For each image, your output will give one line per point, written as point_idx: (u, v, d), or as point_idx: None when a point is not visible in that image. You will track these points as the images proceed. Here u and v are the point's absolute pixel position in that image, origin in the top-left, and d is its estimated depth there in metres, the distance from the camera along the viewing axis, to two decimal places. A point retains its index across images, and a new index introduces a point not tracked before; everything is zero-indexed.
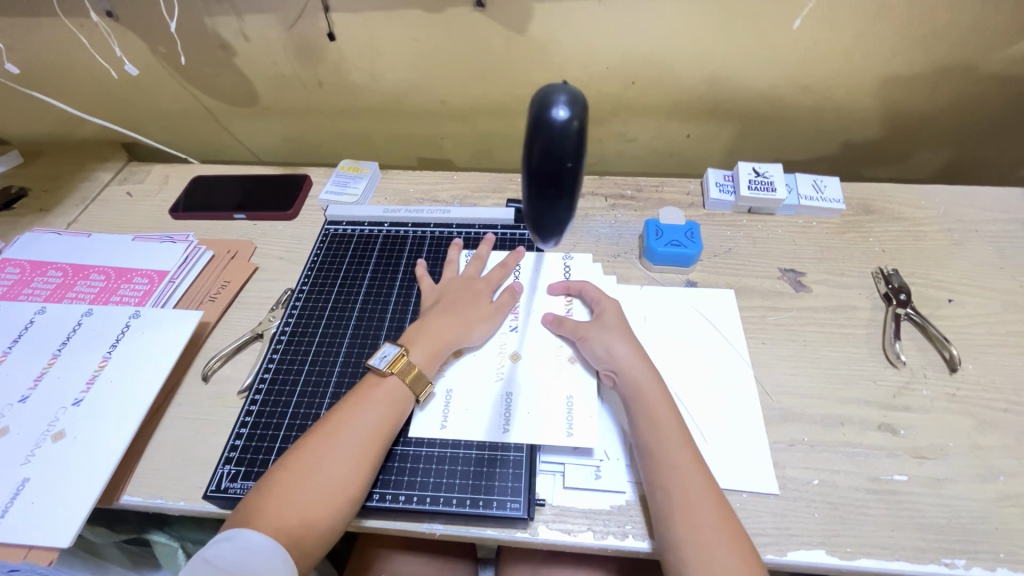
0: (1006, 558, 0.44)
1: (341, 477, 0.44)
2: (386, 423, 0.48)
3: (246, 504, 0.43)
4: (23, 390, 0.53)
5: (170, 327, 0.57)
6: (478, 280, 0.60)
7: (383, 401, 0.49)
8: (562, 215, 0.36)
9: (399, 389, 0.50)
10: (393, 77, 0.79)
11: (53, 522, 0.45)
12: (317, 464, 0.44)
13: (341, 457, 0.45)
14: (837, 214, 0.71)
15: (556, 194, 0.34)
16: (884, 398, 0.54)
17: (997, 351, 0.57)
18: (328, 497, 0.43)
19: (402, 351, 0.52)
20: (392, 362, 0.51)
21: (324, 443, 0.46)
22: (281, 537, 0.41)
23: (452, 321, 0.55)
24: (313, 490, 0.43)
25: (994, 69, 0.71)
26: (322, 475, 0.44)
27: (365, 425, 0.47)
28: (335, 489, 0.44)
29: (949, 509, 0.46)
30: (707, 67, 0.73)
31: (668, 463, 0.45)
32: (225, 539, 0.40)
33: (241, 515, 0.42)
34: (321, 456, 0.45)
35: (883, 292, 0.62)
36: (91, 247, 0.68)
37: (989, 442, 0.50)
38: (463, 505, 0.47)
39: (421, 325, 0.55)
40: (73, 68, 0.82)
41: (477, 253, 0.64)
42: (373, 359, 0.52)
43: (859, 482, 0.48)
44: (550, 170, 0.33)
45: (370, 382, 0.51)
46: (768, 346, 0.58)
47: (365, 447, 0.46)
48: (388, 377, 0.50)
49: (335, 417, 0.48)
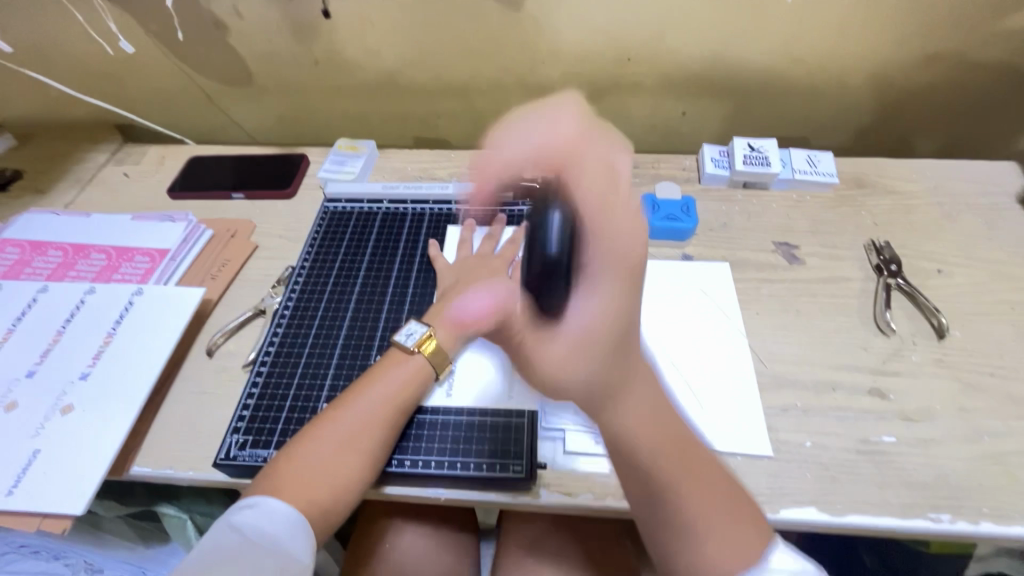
0: (989, 512, 0.46)
1: (364, 449, 0.45)
2: (403, 395, 0.49)
3: (271, 471, 0.44)
4: (30, 366, 0.54)
5: (173, 303, 0.58)
6: (491, 258, 0.61)
7: (406, 377, 0.50)
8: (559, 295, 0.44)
9: (421, 367, 0.51)
10: (388, 55, 0.79)
11: (67, 490, 0.46)
12: (339, 435, 0.45)
13: (361, 429, 0.46)
14: (831, 188, 0.72)
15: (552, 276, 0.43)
16: (875, 365, 0.55)
17: (984, 318, 0.58)
18: (356, 471, 0.45)
19: (429, 330, 0.53)
20: (419, 342, 0.52)
21: (350, 416, 0.47)
22: (310, 509, 0.42)
23: (473, 300, 0.55)
24: (340, 463, 0.44)
25: (983, 44, 0.71)
26: (349, 448, 0.45)
27: (381, 397, 0.48)
28: (362, 462, 0.45)
29: (935, 467, 0.48)
30: (702, 43, 0.74)
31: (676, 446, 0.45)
32: (248, 507, 0.41)
33: (267, 483, 0.43)
34: (347, 429, 0.46)
35: (875, 264, 0.64)
36: (91, 226, 0.69)
37: (975, 405, 0.52)
38: (467, 469, 0.48)
39: (442, 306, 0.56)
40: (64, 48, 0.81)
41: (492, 229, 0.65)
42: (397, 335, 0.53)
43: (849, 444, 0.50)
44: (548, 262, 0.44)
45: (394, 358, 0.52)
46: (762, 317, 0.60)
47: (389, 422, 0.47)
48: (414, 355, 0.51)
49: (358, 390, 0.49)
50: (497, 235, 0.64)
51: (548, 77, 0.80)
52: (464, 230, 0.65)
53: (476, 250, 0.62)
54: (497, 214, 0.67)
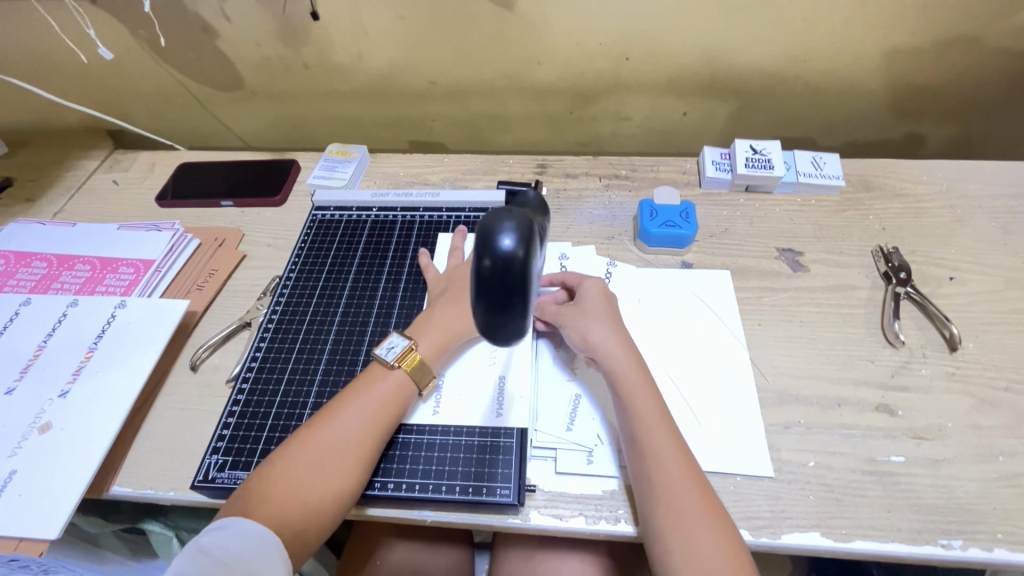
0: (1004, 538, 0.43)
1: (341, 468, 0.44)
2: (384, 412, 0.47)
3: (244, 492, 0.43)
4: (9, 383, 0.52)
5: (156, 316, 0.56)
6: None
7: (388, 393, 0.48)
8: (517, 323, 0.32)
9: (404, 382, 0.49)
10: (380, 58, 0.77)
11: (42, 513, 0.45)
12: (315, 454, 0.44)
13: (338, 447, 0.44)
14: (837, 191, 0.69)
15: (506, 307, 0.31)
16: (882, 379, 0.53)
17: (999, 329, 0.55)
18: (331, 490, 0.43)
19: (411, 344, 0.51)
20: (400, 356, 0.50)
21: (327, 433, 0.45)
22: (283, 530, 0.41)
23: (459, 313, 0.54)
24: (315, 482, 0.43)
25: (998, 40, 0.68)
26: (325, 467, 0.43)
27: (360, 414, 0.46)
28: (338, 481, 0.43)
29: (947, 489, 0.46)
30: (702, 42, 0.71)
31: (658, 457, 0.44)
32: (219, 528, 0.40)
33: (239, 503, 0.42)
34: (324, 447, 0.44)
35: (883, 271, 0.61)
36: (77, 236, 0.67)
37: (989, 422, 0.49)
38: (453, 491, 0.46)
39: (427, 317, 0.54)
40: (52, 54, 0.80)
41: None
42: (379, 349, 0.51)
43: (855, 464, 0.47)
44: (500, 284, 0.30)
45: (376, 373, 0.50)
46: (764, 328, 0.57)
47: (369, 440, 0.45)
48: (395, 370, 0.49)
49: (337, 407, 0.47)
50: None
51: (544, 78, 0.77)
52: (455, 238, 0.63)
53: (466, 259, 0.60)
54: None
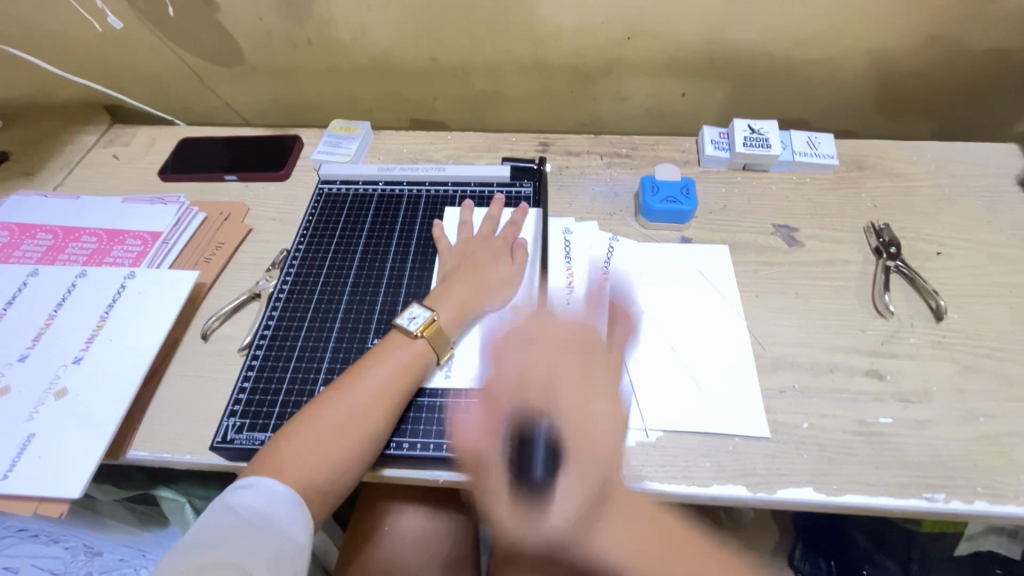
0: (983, 491, 0.46)
1: (363, 430, 0.45)
2: (404, 379, 0.49)
3: (268, 452, 0.44)
4: (22, 350, 0.53)
5: (167, 286, 0.57)
6: (491, 240, 0.60)
7: (408, 361, 0.49)
8: None
9: (423, 350, 0.50)
10: (382, 34, 0.77)
11: (63, 473, 0.46)
12: (339, 417, 0.45)
13: (361, 411, 0.46)
14: (831, 170, 0.71)
15: None
16: (873, 347, 0.55)
17: (983, 300, 0.58)
18: (355, 451, 0.45)
19: (432, 315, 0.52)
20: (422, 326, 0.51)
21: (351, 397, 0.46)
22: (308, 487, 0.43)
23: (473, 284, 0.55)
24: (340, 442, 0.44)
25: (986, 24, 0.70)
26: (349, 429, 0.45)
27: (382, 379, 0.48)
28: (361, 443, 0.45)
29: (931, 447, 0.49)
30: (702, 23, 0.72)
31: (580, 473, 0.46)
32: (245, 487, 0.41)
33: (264, 462, 0.43)
34: (347, 409, 0.46)
35: (874, 246, 0.63)
36: (81, 209, 0.67)
37: (970, 386, 0.52)
38: (466, 451, 0.48)
39: (441, 289, 0.55)
40: (47, 25, 0.79)
41: (491, 211, 0.64)
42: (400, 319, 0.52)
43: (846, 425, 0.50)
44: None
45: (396, 341, 0.51)
46: (761, 299, 0.59)
47: (391, 404, 0.47)
48: (417, 339, 0.51)
49: (359, 373, 0.48)
50: (495, 216, 0.63)
51: (545, 58, 0.78)
52: (462, 212, 0.64)
53: (479, 231, 0.62)
54: (495, 196, 0.66)
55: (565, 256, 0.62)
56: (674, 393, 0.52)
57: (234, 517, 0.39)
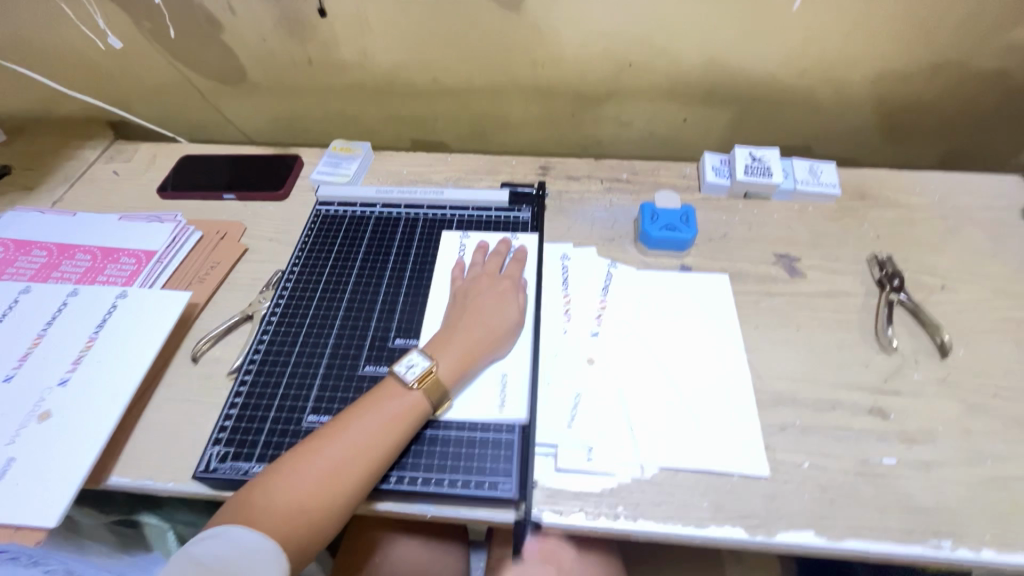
0: (992, 539, 0.44)
1: (348, 484, 0.44)
2: (395, 430, 0.47)
3: (245, 499, 0.43)
4: (7, 370, 0.52)
5: (159, 307, 0.56)
6: (497, 280, 0.58)
7: (401, 411, 0.48)
8: None
9: (418, 400, 0.48)
10: (386, 56, 0.77)
11: (40, 500, 0.45)
12: (324, 471, 0.44)
13: (348, 465, 0.44)
14: (833, 200, 0.71)
15: None
16: (876, 383, 0.54)
17: (988, 337, 0.57)
18: (337, 505, 0.43)
19: (430, 365, 0.50)
20: (420, 377, 0.49)
21: (339, 447, 0.45)
22: (285, 542, 0.41)
23: (480, 333, 0.53)
24: (321, 494, 0.43)
25: (989, 56, 0.70)
26: (332, 481, 0.43)
27: (371, 432, 0.46)
28: (344, 497, 0.44)
29: (937, 491, 0.47)
30: (703, 50, 0.72)
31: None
32: (211, 538, 0.40)
33: (239, 513, 0.42)
34: (332, 462, 0.44)
35: (877, 278, 0.62)
36: (77, 226, 0.67)
37: (977, 426, 0.51)
38: (455, 486, 0.47)
39: (445, 335, 0.53)
40: (54, 43, 0.80)
41: (497, 249, 0.62)
42: (396, 365, 0.50)
43: (849, 465, 0.48)
44: None
45: (390, 389, 0.49)
46: (761, 332, 0.58)
47: (379, 459, 0.45)
48: (412, 391, 0.49)
49: (347, 423, 0.46)
50: (500, 253, 0.61)
51: (547, 82, 0.78)
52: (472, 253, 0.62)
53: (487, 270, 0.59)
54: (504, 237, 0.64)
55: (562, 283, 0.62)
56: (671, 429, 0.50)
57: (199, 569, 0.39)
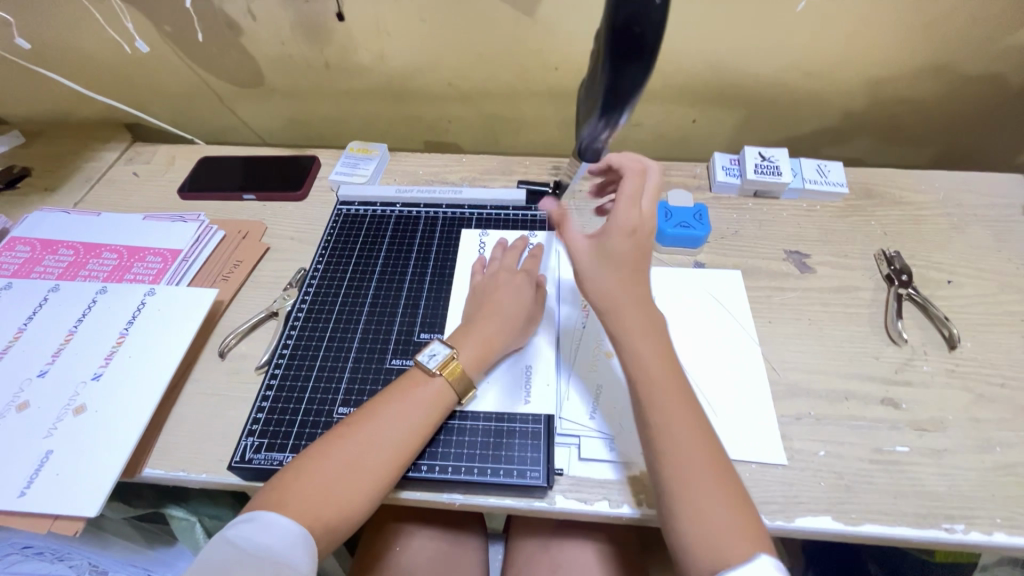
0: (1003, 522, 0.46)
1: (376, 470, 0.45)
2: (421, 419, 0.48)
3: (278, 485, 0.44)
4: (42, 365, 0.53)
5: (187, 304, 0.58)
6: (516, 273, 0.59)
7: (426, 400, 0.49)
8: (635, 81, 0.43)
9: (443, 388, 0.50)
10: (402, 59, 0.79)
11: (79, 491, 0.46)
12: (352, 457, 0.45)
13: (375, 451, 0.45)
14: (840, 199, 0.72)
15: (632, 58, 0.41)
16: (887, 374, 0.56)
17: (995, 330, 0.59)
18: (364, 491, 0.44)
19: (452, 352, 0.52)
20: (441, 364, 0.50)
21: (366, 435, 0.46)
22: (314, 526, 0.42)
23: (500, 321, 0.54)
24: (350, 479, 0.44)
25: (992, 58, 0.72)
26: (360, 466, 0.44)
27: (398, 420, 0.47)
28: (371, 483, 0.44)
29: (949, 477, 0.49)
30: (713, 53, 0.74)
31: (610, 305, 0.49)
32: (245, 521, 0.41)
33: (272, 497, 0.43)
34: (360, 449, 0.45)
35: (885, 273, 0.64)
36: (102, 226, 0.68)
37: (986, 415, 0.52)
38: (483, 474, 0.48)
39: (467, 325, 0.54)
40: (74, 47, 0.81)
41: (514, 244, 0.63)
42: (420, 355, 0.52)
43: (863, 453, 0.50)
44: (630, 38, 0.40)
45: (415, 379, 0.50)
46: (775, 326, 0.60)
47: (406, 446, 0.46)
48: (436, 377, 0.50)
49: (375, 411, 0.48)
50: (517, 248, 0.63)
51: (560, 83, 0.80)
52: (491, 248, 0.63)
53: (507, 264, 0.60)
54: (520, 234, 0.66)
55: None
56: None
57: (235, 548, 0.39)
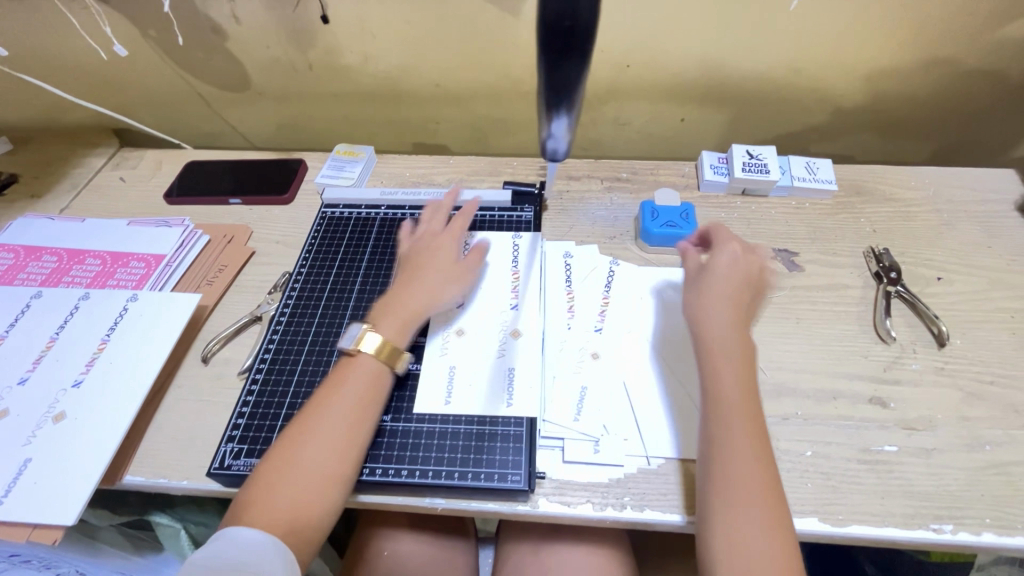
0: (992, 522, 0.45)
1: (321, 459, 0.44)
2: (359, 401, 0.48)
3: (241, 498, 0.43)
4: (22, 373, 0.53)
5: (169, 309, 0.57)
6: (430, 244, 0.59)
7: (358, 385, 0.49)
8: (573, 80, 0.44)
9: (369, 368, 0.50)
10: (388, 61, 0.79)
11: (57, 500, 0.45)
12: (295, 453, 0.45)
13: (318, 443, 0.45)
14: (829, 196, 0.72)
15: (565, 58, 0.42)
16: (876, 373, 0.55)
17: (985, 326, 0.58)
18: (315, 483, 0.44)
19: (367, 329, 0.52)
20: (359, 342, 0.51)
21: (307, 430, 0.46)
22: (274, 528, 0.41)
23: (415, 292, 0.54)
24: (297, 475, 0.44)
25: (982, 53, 0.71)
26: (302, 458, 0.44)
27: (335, 408, 0.47)
28: (320, 474, 0.44)
29: (938, 477, 0.48)
30: (700, 51, 0.74)
31: (706, 346, 0.49)
32: (216, 539, 0.41)
33: (234, 511, 0.42)
34: (302, 444, 0.45)
35: (874, 271, 0.63)
36: (86, 231, 0.68)
37: (976, 413, 0.52)
38: (464, 479, 0.48)
39: (384, 302, 0.54)
40: (60, 53, 0.81)
41: (429, 214, 0.63)
42: (340, 341, 0.52)
43: (851, 454, 0.49)
44: (560, 37, 0.41)
45: (341, 365, 0.50)
46: (762, 325, 0.59)
47: (347, 431, 0.46)
48: (357, 356, 0.50)
49: (312, 406, 0.48)
50: (432, 219, 0.63)
51: None
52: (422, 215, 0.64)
53: (419, 236, 0.61)
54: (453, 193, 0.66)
55: (566, 280, 0.62)
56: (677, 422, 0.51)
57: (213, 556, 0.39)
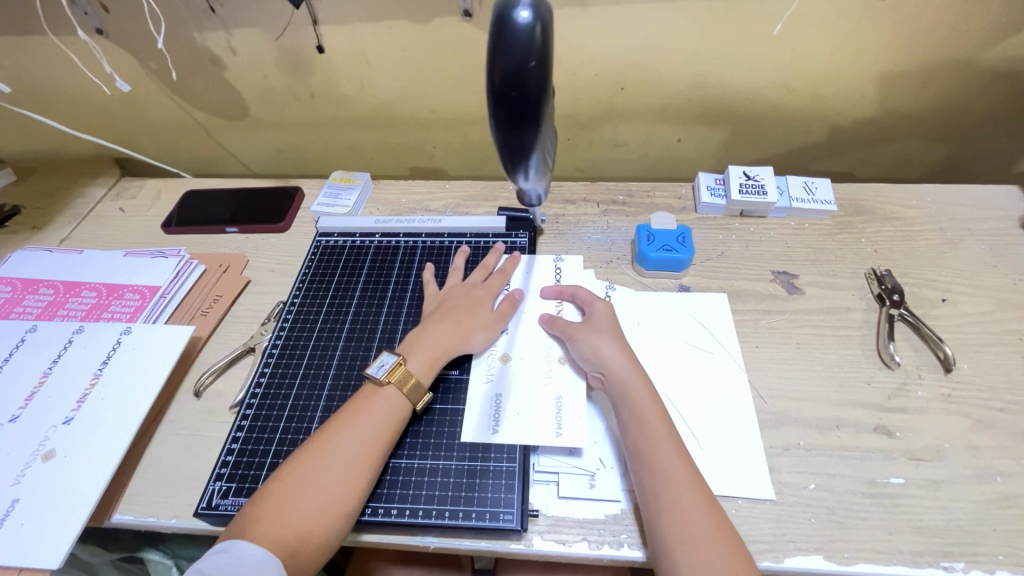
0: (1005, 560, 0.43)
1: (335, 482, 0.44)
2: (378, 428, 0.48)
3: (244, 515, 0.43)
4: (13, 410, 0.53)
5: (162, 342, 0.57)
6: (473, 288, 0.60)
7: (378, 410, 0.49)
8: (529, 141, 0.39)
9: (392, 396, 0.50)
10: (384, 88, 0.79)
11: (43, 542, 0.45)
12: (311, 473, 0.44)
13: (335, 466, 0.45)
14: (828, 216, 0.71)
15: (518, 119, 0.37)
16: (880, 401, 0.53)
17: (992, 350, 0.56)
18: (325, 507, 0.43)
19: (399, 360, 0.52)
20: (388, 372, 0.51)
21: (326, 452, 0.46)
22: (275, 549, 0.40)
23: (449, 329, 0.55)
24: (310, 496, 0.43)
25: (980, 70, 0.71)
26: (319, 480, 0.44)
27: (353, 433, 0.47)
28: (331, 497, 0.43)
29: (947, 511, 0.46)
30: (694, 72, 0.74)
31: (621, 388, 0.50)
32: (220, 551, 0.40)
33: (237, 526, 0.42)
34: (318, 465, 0.45)
35: (876, 293, 0.62)
36: (83, 263, 0.68)
37: (985, 442, 0.50)
38: (455, 517, 0.47)
39: (418, 334, 0.55)
40: (63, 86, 0.83)
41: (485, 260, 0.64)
42: (370, 367, 0.52)
43: (856, 486, 0.48)
44: (511, 90, 0.36)
45: (367, 392, 0.51)
46: (762, 351, 0.58)
47: (365, 457, 0.46)
48: (386, 387, 0.50)
49: (331, 427, 0.48)
50: (488, 266, 0.63)
51: None
52: (456, 258, 0.65)
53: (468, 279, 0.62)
54: (493, 246, 0.67)
55: None
56: None
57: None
